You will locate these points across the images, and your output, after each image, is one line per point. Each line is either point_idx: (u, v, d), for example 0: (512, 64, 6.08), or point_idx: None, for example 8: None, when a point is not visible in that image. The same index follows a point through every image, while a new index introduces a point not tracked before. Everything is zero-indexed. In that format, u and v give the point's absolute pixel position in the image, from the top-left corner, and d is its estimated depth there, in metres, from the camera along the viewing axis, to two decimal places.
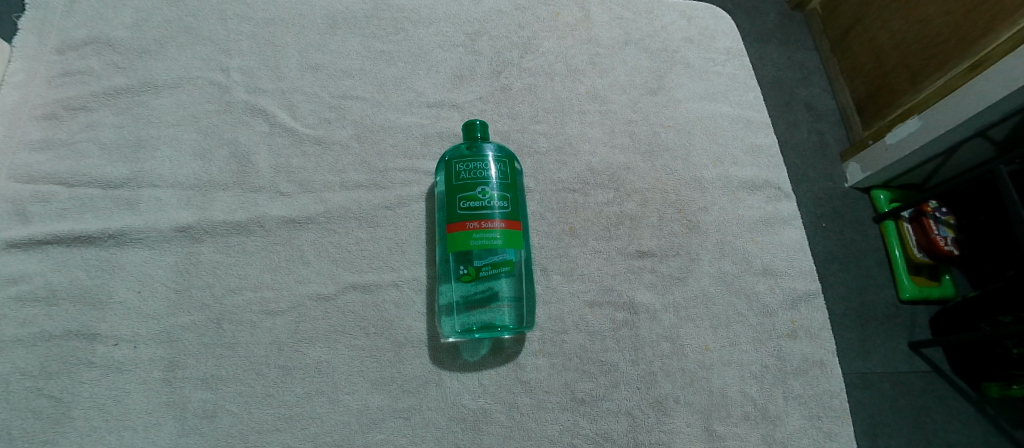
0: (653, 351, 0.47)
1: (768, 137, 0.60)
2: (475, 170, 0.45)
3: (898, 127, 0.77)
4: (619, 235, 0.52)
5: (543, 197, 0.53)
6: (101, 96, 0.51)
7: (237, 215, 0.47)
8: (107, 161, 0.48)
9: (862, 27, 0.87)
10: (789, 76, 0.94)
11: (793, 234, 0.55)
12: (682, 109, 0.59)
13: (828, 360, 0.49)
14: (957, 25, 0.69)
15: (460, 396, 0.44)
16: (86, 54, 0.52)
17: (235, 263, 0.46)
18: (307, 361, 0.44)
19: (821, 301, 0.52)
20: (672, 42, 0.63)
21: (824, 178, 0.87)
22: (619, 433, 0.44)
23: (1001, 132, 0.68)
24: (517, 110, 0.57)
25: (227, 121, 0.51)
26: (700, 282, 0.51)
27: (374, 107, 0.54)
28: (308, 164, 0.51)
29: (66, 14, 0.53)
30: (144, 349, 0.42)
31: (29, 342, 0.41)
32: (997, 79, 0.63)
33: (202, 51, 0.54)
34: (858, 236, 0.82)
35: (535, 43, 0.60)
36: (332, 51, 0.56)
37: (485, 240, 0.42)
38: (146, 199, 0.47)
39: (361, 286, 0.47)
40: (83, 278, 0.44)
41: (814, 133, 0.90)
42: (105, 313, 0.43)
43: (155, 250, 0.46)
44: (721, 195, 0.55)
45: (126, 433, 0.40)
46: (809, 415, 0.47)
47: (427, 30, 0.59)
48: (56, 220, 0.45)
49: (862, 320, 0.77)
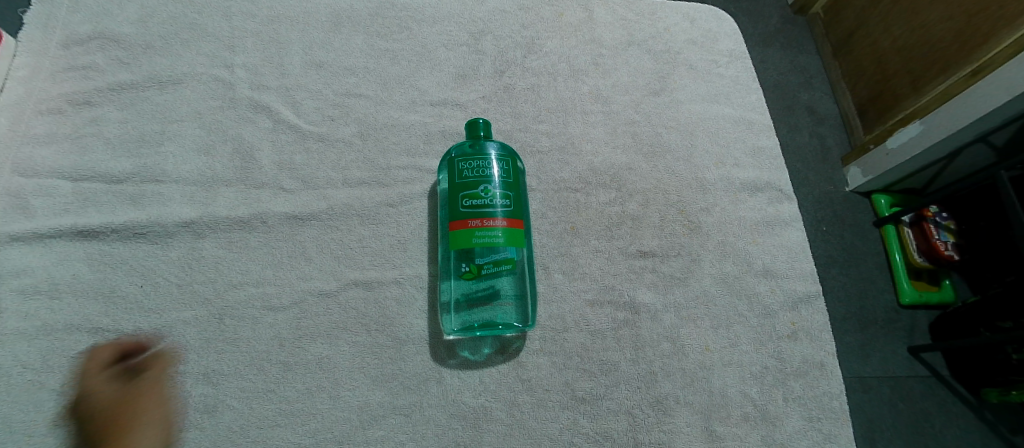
0: (654, 351, 0.48)
1: (769, 139, 0.60)
2: (479, 168, 0.45)
3: (900, 131, 0.77)
4: (620, 234, 0.52)
5: (545, 196, 0.53)
6: (106, 91, 0.51)
7: (240, 211, 0.48)
8: (110, 155, 0.48)
9: (864, 32, 0.87)
10: (790, 80, 0.95)
11: (795, 236, 0.55)
12: (685, 110, 0.59)
13: (828, 361, 0.49)
14: (957, 30, 0.70)
15: (460, 393, 0.44)
16: (92, 49, 0.52)
17: (238, 259, 0.46)
18: (309, 357, 0.44)
19: (821, 303, 0.52)
20: (675, 44, 0.63)
21: (825, 182, 0.87)
22: (619, 432, 0.45)
23: (1003, 137, 0.68)
24: (521, 110, 0.57)
25: (230, 117, 0.52)
26: (701, 283, 0.51)
27: (377, 105, 0.54)
28: (311, 160, 0.51)
29: (72, 9, 0.53)
30: (146, 344, 0.42)
31: (31, 335, 0.41)
32: (999, 84, 0.63)
33: (207, 47, 0.54)
34: (857, 239, 0.83)
35: (539, 43, 0.61)
36: (336, 49, 0.56)
37: (487, 238, 0.42)
38: (149, 194, 0.47)
39: (362, 282, 0.47)
40: (85, 272, 0.44)
41: (814, 136, 0.90)
42: (107, 307, 0.43)
43: (158, 245, 0.46)
44: (724, 196, 0.55)
45: (127, 427, 0.40)
46: (807, 416, 0.47)
47: (430, 29, 0.59)
48: (60, 215, 0.46)
49: (861, 323, 0.77)
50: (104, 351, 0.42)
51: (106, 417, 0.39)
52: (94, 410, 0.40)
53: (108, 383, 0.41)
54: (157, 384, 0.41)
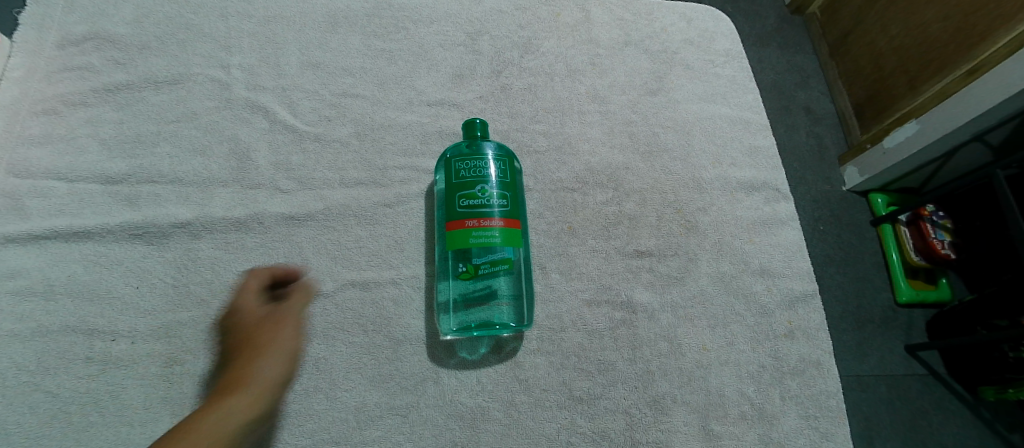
0: (651, 350, 0.48)
1: (766, 138, 0.60)
2: (476, 168, 0.45)
3: (897, 131, 0.77)
4: (617, 234, 0.52)
5: (542, 196, 0.53)
6: (102, 92, 0.51)
7: (237, 212, 0.47)
8: (106, 156, 0.48)
9: (861, 31, 0.87)
10: (787, 79, 0.95)
11: (792, 235, 0.55)
12: (681, 110, 0.59)
13: (825, 360, 0.50)
14: (955, 30, 0.70)
15: (457, 393, 0.44)
16: (87, 50, 0.52)
17: (234, 260, 0.46)
18: (305, 357, 0.44)
19: (818, 302, 0.52)
20: (672, 44, 0.63)
21: (821, 182, 0.87)
22: (616, 432, 0.45)
23: (999, 136, 0.68)
24: (518, 110, 0.57)
25: (227, 117, 0.51)
26: (698, 283, 0.51)
27: (374, 106, 0.54)
28: (308, 161, 0.51)
29: (67, 10, 0.53)
30: (142, 345, 0.42)
31: (26, 337, 0.41)
32: (996, 84, 0.63)
33: (203, 48, 0.54)
34: (854, 238, 0.83)
35: (536, 42, 0.61)
36: (333, 49, 0.56)
37: (485, 238, 0.42)
38: (145, 195, 0.47)
39: (359, 283, 0.47)
40: (81, 274, 0.44)
41: (812, 135, 0.90)
42: (103, 308, 0.43)
43: (155, 246, 0.46)
44: (721, 196, 0.55)
45: (123, 428, 0.39)
46: (804, 415, 0.47)
47: (427, 29, 0.59)
48: (55, 216, 0.45)
49: (858, 322, 0.78)
50: (261, 274, 0.45)
51: (251, 333, 0.41)
52: (243, 325, 0.42)
53: (259, 303, 0.43)
54: (299, 312, 0.44)
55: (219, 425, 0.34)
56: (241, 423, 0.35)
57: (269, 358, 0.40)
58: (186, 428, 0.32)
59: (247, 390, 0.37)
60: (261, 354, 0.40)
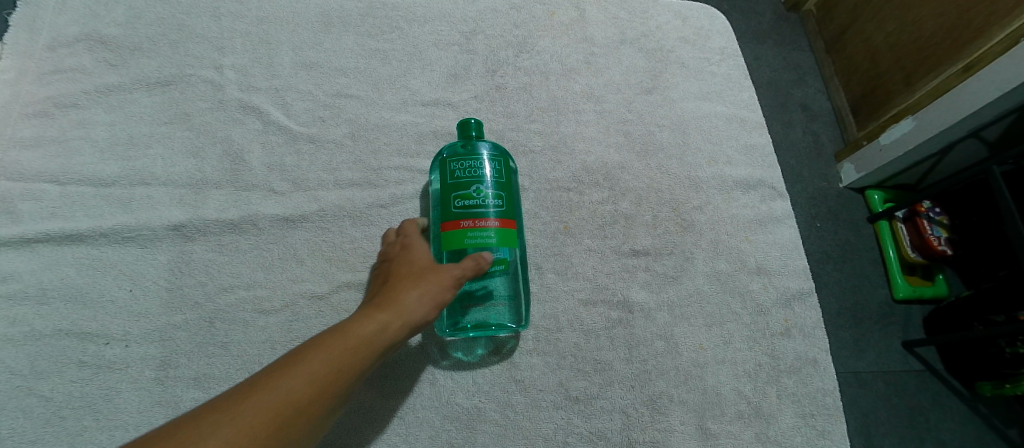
0: (647, 350, 0.48)
1: (762, 136, 0.60)
2: (470, 168, 0.44)
3: (892, 127, 0.77)
4: (613, 233, 0.52)
5: (538, 196, 0.53)
6: (94, 93, 0.50)
7: (231, 214, 0.47)
8: (98, 159, 0.48)
9: (857, 28, 0.87)
10: (783, 77, 0.95)
11: (788, 233, 0.55)
12: (677, 108, 0.59)
13: (822, 358, 0.50)
14: (949, 27, 0.70)
15: (454, 394, 0.44)
16: (78, 51, 0.52)
17: (228, 263, 0.46)
18: None
19: (814, 300, 0.52)
20: (667, 42, 0.63)
21: (817, 179, 0.87)
22: (613, 432, 0.45)
23: (995, 132, 0.68)
24: (513, 109, 0.56)
25: (220, 118, 0.51)
26: (694, 282, 0.51)
27: (368, 106, 0.54)
28: (302, 162, 0.51)
29: (58, 11, 0.53)
30: (136, 348, 0.42)
31: (19, 341, 0.41)
32: (991, 81, 0.63)
33: (195, 48, 0.53)
34: (851, 235, 0.83)
35: (531, 41, 0.60)
36: (327, 49, 0.56)
37: (479, 239, 0.42)
38: (138, 197, 0.47)
39: (355, 285, 0.47)
40: (72, 277, 0.44)
41: (808, 133, 0.90)
42: (96, 312, 0.43)
43: (148, 248, 0.45)
44: (716, 194, 0.55)
45: (117, 433, 0.39)
46: (801, 413, 0.47)
47: (422, 28, 0.59)
48: (46, 219, 0.45)
49: (855, 319, 0.78)
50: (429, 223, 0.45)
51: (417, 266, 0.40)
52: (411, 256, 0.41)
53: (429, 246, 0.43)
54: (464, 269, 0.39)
55: (366, 338, 0.33)
56: (381, 340, 0.34)
57: (424, 291, 0.37)
58: (341, 331, 0.33)
59: (395, 311, 0.36)
60: (417, 282, 0.38)
